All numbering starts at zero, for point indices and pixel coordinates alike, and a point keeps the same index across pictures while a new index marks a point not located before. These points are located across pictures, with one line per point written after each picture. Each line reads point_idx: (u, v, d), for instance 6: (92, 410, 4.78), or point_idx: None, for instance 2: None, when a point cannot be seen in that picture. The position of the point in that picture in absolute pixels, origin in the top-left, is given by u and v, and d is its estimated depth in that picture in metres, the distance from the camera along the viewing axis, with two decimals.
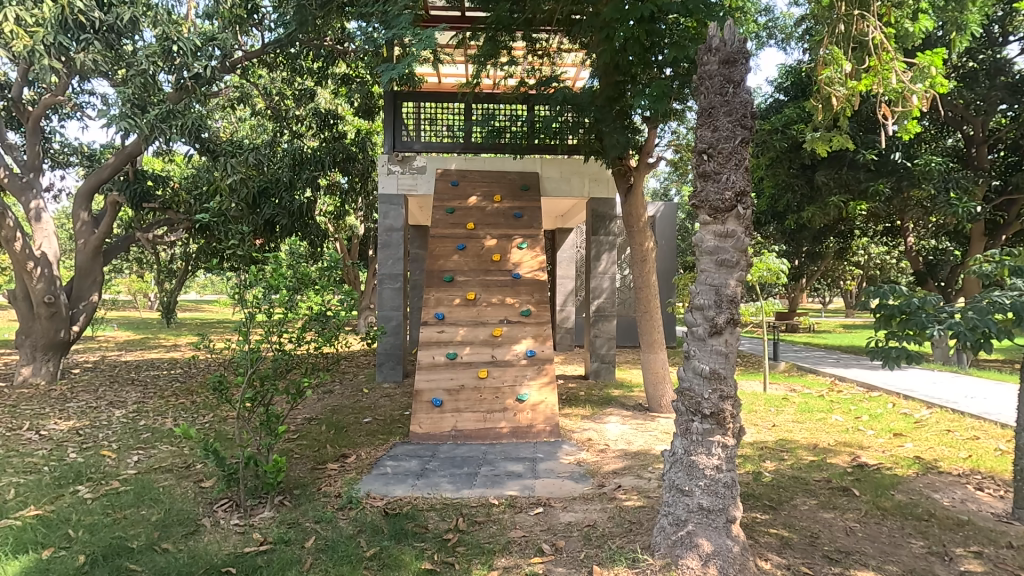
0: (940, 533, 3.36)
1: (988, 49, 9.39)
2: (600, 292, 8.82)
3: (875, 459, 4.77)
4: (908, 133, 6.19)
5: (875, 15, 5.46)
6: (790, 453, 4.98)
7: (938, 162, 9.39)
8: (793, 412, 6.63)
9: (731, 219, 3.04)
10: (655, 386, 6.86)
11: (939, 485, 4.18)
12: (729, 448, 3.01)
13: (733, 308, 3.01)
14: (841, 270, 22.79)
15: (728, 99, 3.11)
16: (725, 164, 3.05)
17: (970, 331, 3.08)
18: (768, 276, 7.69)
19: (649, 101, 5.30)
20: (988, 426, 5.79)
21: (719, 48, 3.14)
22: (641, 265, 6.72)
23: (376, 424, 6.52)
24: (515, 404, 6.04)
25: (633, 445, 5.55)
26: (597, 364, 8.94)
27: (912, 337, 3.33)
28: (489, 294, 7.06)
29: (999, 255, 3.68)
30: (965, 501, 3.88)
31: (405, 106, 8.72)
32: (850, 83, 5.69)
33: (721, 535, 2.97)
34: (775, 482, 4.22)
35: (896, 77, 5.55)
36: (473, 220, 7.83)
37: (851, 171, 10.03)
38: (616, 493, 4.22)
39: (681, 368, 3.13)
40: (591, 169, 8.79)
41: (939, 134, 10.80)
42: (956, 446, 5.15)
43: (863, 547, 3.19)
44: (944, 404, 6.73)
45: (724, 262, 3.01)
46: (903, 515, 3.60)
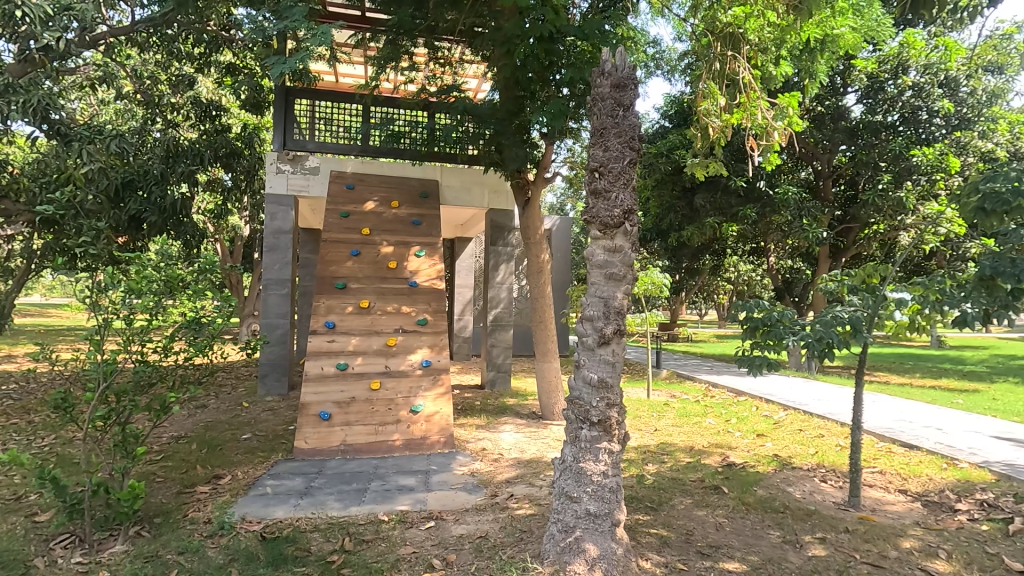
0: (793, 523, 3.72)
1: (831, 97, 10.68)
2: (498, 302, 8.92)
3: (742, 458, 5.25)
4: (771, 165, 6.86)
5: (743, 57, 6.06)
6: (670, 456, 5.33)
7: (794, 192, 10.49)
8: (672, 416, 7.11)
9: (619, 235, 3.19)
10: (548, 395, 7.02)
11: (792, 479, 4.67)
12: (615, 454, 3.14)
13: (620, 320, 3.16)
14: (715, 285, 25.00)
15: (618, 121, 3.26)
16: (615, 183, 3.20)
17: (817, 342, 3.59)
18: (652, 289, 8.25)
19: (546, 117, 5.48)
20: (831, 425, 6.58)
21: (610, 72, 3.29)
22: (537, 276, 6.88)
23: (257, 440, 6.05)
24: (409, 415, 5.90)
25: (527, 453, 5.64)
26: (493, 373, 9.01)
27: (771, 346, 3.85)
28: (385, 301, 6.86)
29: (840, 274, 4.35)
30: (813, 493, 4.35)
31: (297, 103, 8.19)
32: (724, 115, 6.28)
33: (606, 538, 3.07)
34: (655, 484, 4.49)
35: (761, 114, 6.20)
36: (369, 225, 7.55)
37: (724, 196, 11.04)
38: (508, 502, 4.25)
39: (572, 377, 3.22)
40: (491, 180, 8.93)
41: (794, 167, 12.15)
42: (806, 444, 5.79)
43: (730, 541, 3.46)
44: (797, 406, 7.57)
45: (613, 275, 3.16)
46: (763, 508, 3.96)
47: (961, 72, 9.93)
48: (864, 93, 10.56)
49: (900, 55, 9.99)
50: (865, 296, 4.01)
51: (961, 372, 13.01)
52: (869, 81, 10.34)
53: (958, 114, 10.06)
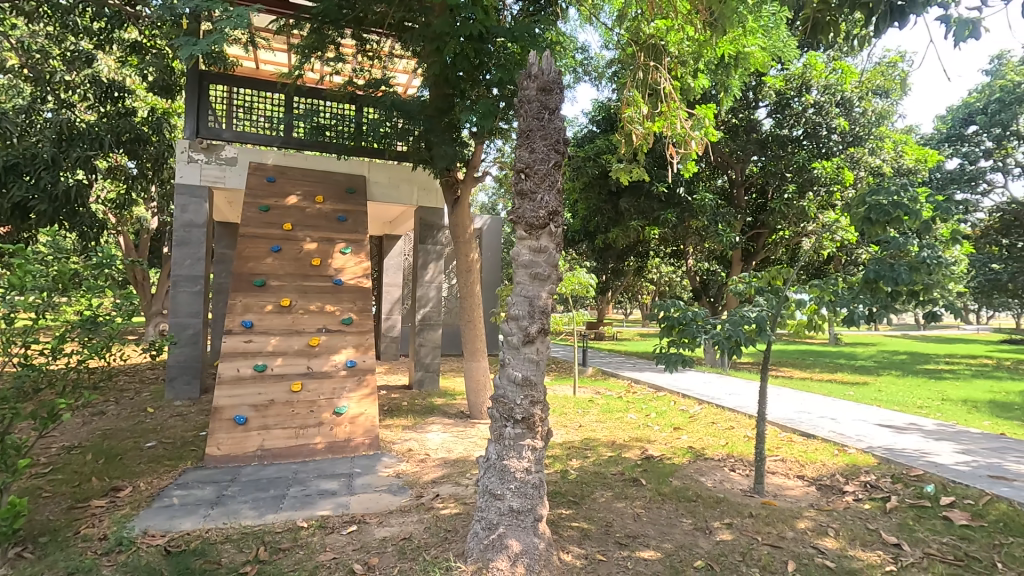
0: (704, 511, 3.95)
1: (745, 110, 11.48)
2: (426, 301, 8.83)
3: (659, 451, 5.51)
4: (689, 172, 7.23)
5: (665, 69, 6.32)
6: (593, 450, 5.50)
7: (710, 199, 11.05)
8: (596, 413, 7.34)
9: (543, 236, 3.25)
10: (476, 393, 7.03)
11: (704, 469, 4.96)
12: (538, 450, 3.19)
13: (544, 318, 3.22)
14: (640, 285, 26.03)
15: (544, 124, 3.31)
16: (541, 184, 3.25)
17: (726, 340, 3.89)
18: (579, 288, 8.48)
19: (476, 117, 5.48)
20: (740, 418, 7.04)
21: (537, 75, 3.35)
22: (466, 275, 6.87)
23: (164, 448, 5.64)
24: (332, 418, 5.71)
25: (454, 452, 5.63)
26: (421, 373, 8.90)
27: (686, 344, 4.14)
28: (307, 300, 6.60)
29: (749, 276, 4.69)
30: (722, 481, 4.64)
31: (212, 88, 7.74)
32: (646, 123, 6.56)
33: (529, 534, 3.12)
34: (578, 479, 4.63)
35: (680, 124, 6.51)
36: (291, 220, 7.23)
37: (647, 201, 11.54)
38: (433, 503, 4.22)
39: (497, 376, 3.25)
40: (420, 178, 8.83)
41: (712, 175, 12.85)
42: (718, 435, 6.17)
43: (646, 530, 3.63)
44: (711, 400, 8.04)
45: (537, 275, 3.22)
46: (678, 498, 4.18)
47: (855, 94, 10.78)
48: (773, 108, 11.34)
49: (804, 75, 10.90)
50: (769, 298, 4.31)
51: (854, 367, 14.29)
52: (778, 98, 11.14)
53: (852, 132, 10.97)
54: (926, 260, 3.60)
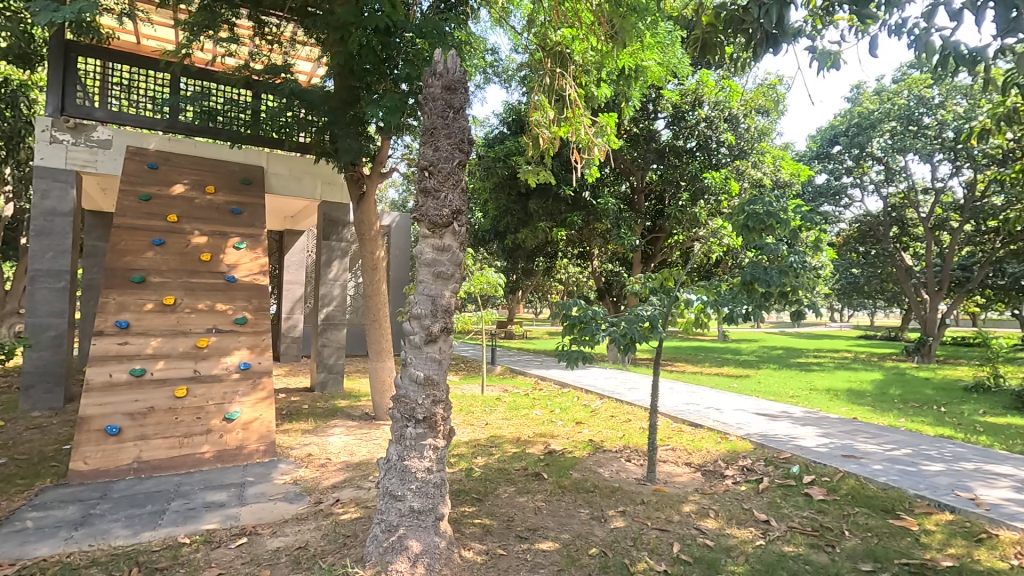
0: (600, 500, 4.15)
1: (645, 120, 12.14)
2: (330, 300, 8.50)
3: (561, 445, 5.69)
4: (592, 177, 7.56)
5: (570, 76, 6.54)
6: (498, 447, 5.58)
7: (613, 203, 11.59)
8: (503, 410, 7.46)
9: (447, 235, 3.25)
10: (381, 394, 6.87)
11: (603, 461, 5.20)
12: (439, 449, 3.19)
13: (447, 318, 3.22)
14: (549, 285, 26.73)
15: (448, 123, 3.31)
16: (444, 183, 3.24)
17: (621, 336, 4.17)
18: (488, 288, 8.56)
19: (382, 112, 5.35)
20: (637, 411, 7.46)
21: (442, 74, 3.34)
22: (371, 273, 6.69)
23: (16, 466, 4.97)
24: (222, 424, 5.33)
25: (356, 455, 5.47)
26: (323, 375, 8.54)
27: (586, 341, 4.38)
28: (195, 298, 6.11)
29: (645, 278, 5.00)
30: (618, 471, 4.89)
31: (82, 61, 6.93)
32: (553, 128, 6.76)
33: (430, 533, 3.11)
34: (482, 476, 4.68)
35: (584, 130, 6.79)
36: (176, 212, 6.64)
37: (555, 203, 11.91)
38: (333, 508, 4.08)
39: (398, 376, 3.20)
40: (324, 171, 8.49)
41: (616, 180, 13.30)
42: (616, 428, 6.49)
43: (546, 522, 3.74)
44: (611, 395, 8.44)
45: (440, 274, 3.21)
46: (577, 490, 4.35)
47: (740, 111, 11.72)
48: (671, 119, 12.08)
49: (697, 91, 11.70)
50: (662, 298, 4.61)
51: (738, 361, 15.61)
52: (674, 110, 11.89)
53: (738, 146, 11.96)
54: (793, 265, 4.04)
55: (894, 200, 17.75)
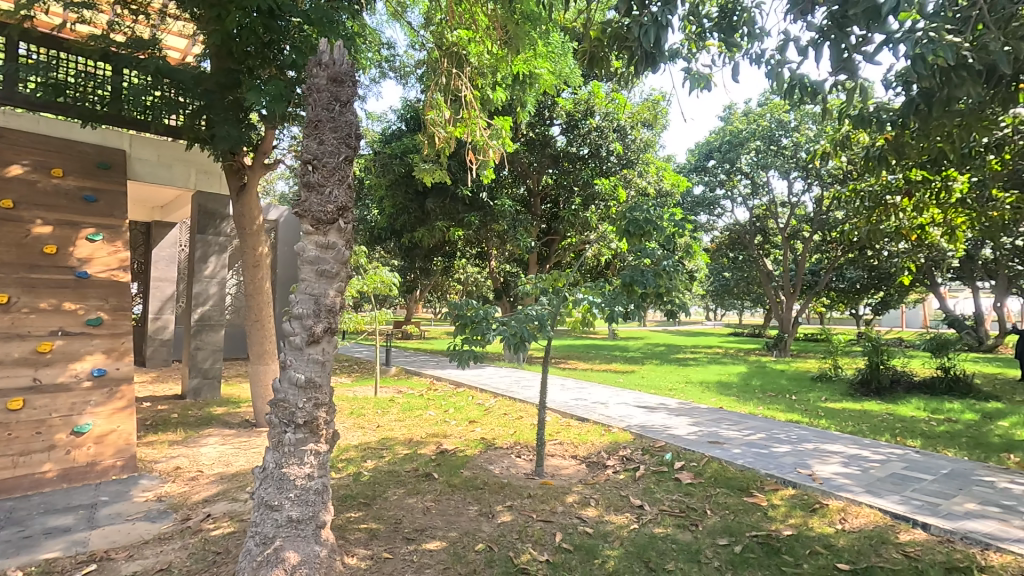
0: (489, 497, 4.22)
1: (540, 125, 12.48)
2: (205, 299, 7.83)
3: (453, 444, 5.71)
4: (487, 179, 7.66)
5: (466, 77, 6.57)
6: (389, 450, 5.48)
7: (509, 205, 11.84)
8: (396, 412, 7.32)
9: (332, 232, 3.13)
10: (263, 399, 6.44)
11: (493, 458, 5.29)
12: (321, 454, 3.07)
13: (331, 318, 3.10)
14: (448, 285, 26.63)
15: (334, 116, 3.17)
16: (329, 178, 3.11)
17: (511, 335, 4.29)
18: (382, 287, 8.36)
19: (265, 99, 5.03)
20: (529, 408, 7.66)
21: (327, 64, 3.20)
22: (253, 271, 6.26)
23: None
24: (68, 439, 4.70)
25: (233, 466, 5.10)
26: (197, 380, 7.85)
27: (477, 340, 4.47)
28: (36, 297, 5.35)
29: (536, 279, 5.17)
30: (508, 467, 4.99)
31: None
32: (449, 127, 6.84)
33: (310, 543, 2.99)
34: (370, 480, 4.57)
35: (479, 132, 6.86)
36: (12, 196, 5.73)
37: (452, 202, 12.07)
38: (203, 524, 3.77)
39: (277, 379, 3.04)
40: (199, 160, 7.83)
41: (514, 183, 13.67)
42: (508, 425, 6.63)
43: (434, 522, 3.74)
44: (505, 393, 8.60)
45: (324, 272, 3.09)
46: (466, 488, 4.39)
47: (628, 123, 12.44)
48: (565, 126, 12.55)
49: (589, 101, 12.24)
50: (551, 299, 4.79)
51: (625, 358, 16.59)
52: (568, 118, 12.36)
53: (626, 156, 12.70)
54: (666, 268, 4.39)
55: (758, 211, 19.81)
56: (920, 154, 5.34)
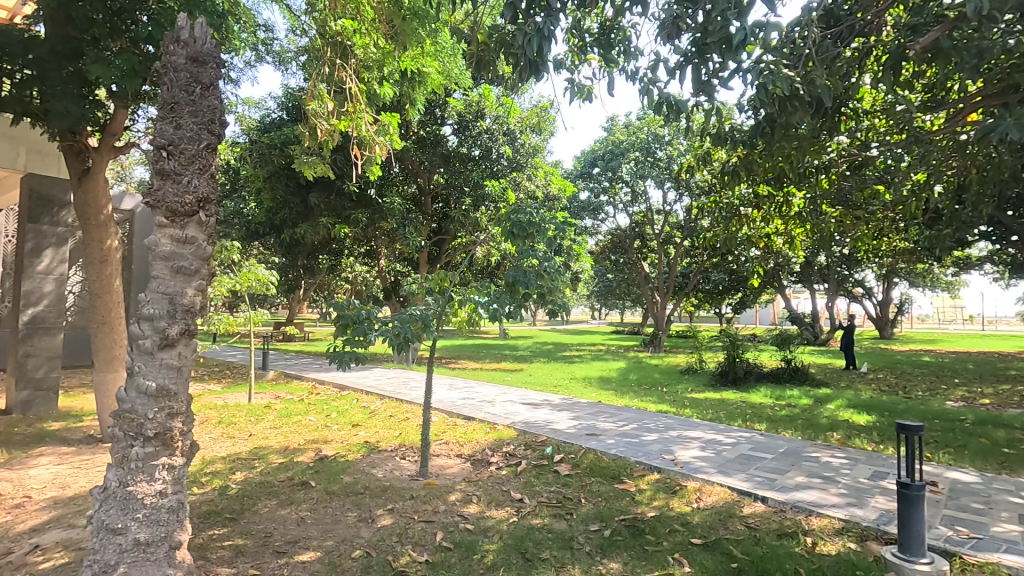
0: (369, 501, 4.12)
1: (432, 124, 12.37)
2: (38, 297, 6.80)
3: (334, 450, 5.49)
4: (373, 176, 7.46)
5: (351, 69, 6.32)
6: (261, 460, 5.14)
7: (399, 203, 11.64)
8: (272, 419, 6.88)
9: (191, 225, 2.86)
10: (111, 410, 5.73)
11: (376, 462, 5.16)
12: (177, 468, 2.81)
13: (189, 319, 2.84)
14: (335, 285, 25.49)
15: (194, 99, 2.91)
16: (187, 167, 2.84)
17: (394, 335, 4.25)
18: (257, 286, 7.81)
19: (115, 75, 4.50)
20: (416, 409, 7.57)
21: (187, 42, 2.93)
22: (99, 267, 5.55)
23: None
24: None
25: (71, 488, 4.48)
26: (27, 392, 6.79)
27: (359, 342, 4.35)
28: None
29: (422, 279, 5.15)
30: (392, 470, 4.90)
31: None
32: (332, 120, 6.50)
33: (161, 566, 2.73)
34: (239, 493, 4.26)
35: (365, 126, 6.64)
36: None
37: (338, 198, 11.70)
38: (28, 557, 3.28)
39: (123, 388, 2.73)
40: (31, 138, 6.82)
41: (404, 181, 13.44)
42: (393, 427, 6.50)
43: (308, 532, 3.57)
44: (392, 395, 8.42)
45: (181, 269, 2.81)
46: (346, 494, 4.25)
47: (517, 127, 12.77)
48: (457, 127, 12.54)
49: (479, 103, 12.33)
50: (437, 299, 4.81)
51: (515, 356, 16.97)
52: (459, 118, 12.37)
53: (515, 159, 13.01)
54: (546, 269, 4.57)
55: (637, 218, 21.22)
56: (767, 173, 6.05)
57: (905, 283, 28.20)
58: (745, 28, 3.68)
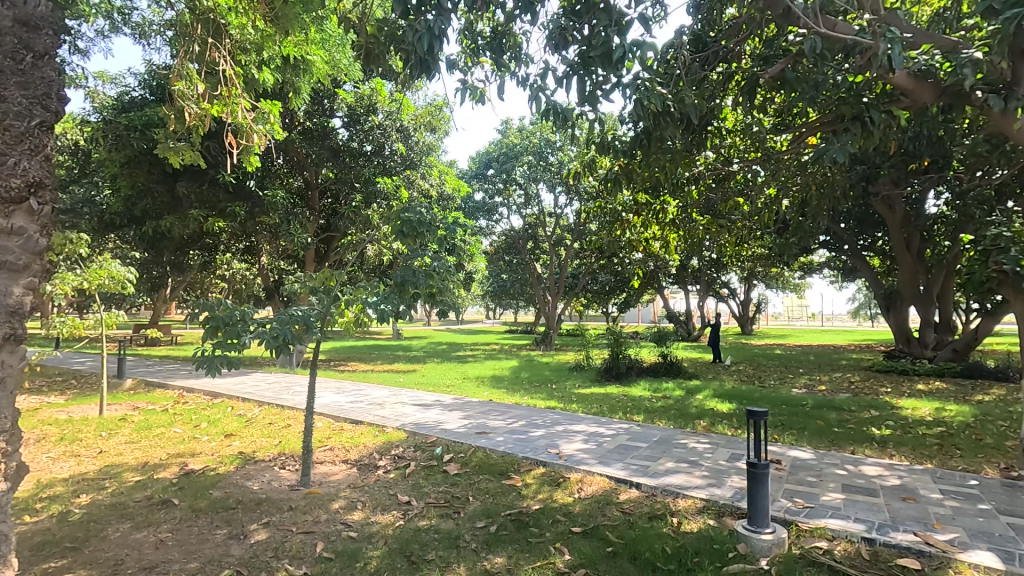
0: (242, 516, 3.83)
1: (320, 116, 11.72)
2: None
3: (202, 463, 5.04)
4: (251, 167, 6.96)
5: (225, 50, 5.77)
6: (113, 479, 4.58)
7: (282, 196, 10.97)
8: (127, 433, 6.15)
9: (18, 214, 2.46)
10: None
11: (252, 473, 4.80)
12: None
13: (15, 322, 2.45)
14: (208, 283, 23.36)
15: (23, 69, 2.51)
16: (13, 146, 2.43)
17: (272, 337, 3.99)
18: (111, 284, 6.94)
19: None
20: (299, 415, 7.16)
21: (14, 3, 2.53)
22: None
23: None
24: None
25: None
26: None
27: (231, 345, 4.04)
28: None
29: (304, 279, 4.89)
30: (269, 481, 4.59)
31: None
32: (202, 103, 5.90)
33: None
34: (83, 518, 3.77)
35: (241, 113, 6.14)
36: None
37: (211, 189, 10.53)
38: None
39: None
40: None
41: (289, 173, 12.69)
42: (272, 436, 6.10)
43: (168, 555, 3.25)
44: (272, 401, 7.88)
45: (5, 265, 2.41)
46: (215, 510, 3.92)
47: (411, 125, 12.54)
48: (347, 120, 11.98)
49: (371, 97, 11.91)
50: (321, 299, 4.60)
51: (407, 357, 16.66)
52: (350, 111, 11.85)
53: (408, 157, 12.77)
54: (436, 269, 4.52)
55: (530, 220, 21.78)
56: (645, 182, 6.49)
57: (763, 285, 31.65)
58: (623, 45, 3.92)
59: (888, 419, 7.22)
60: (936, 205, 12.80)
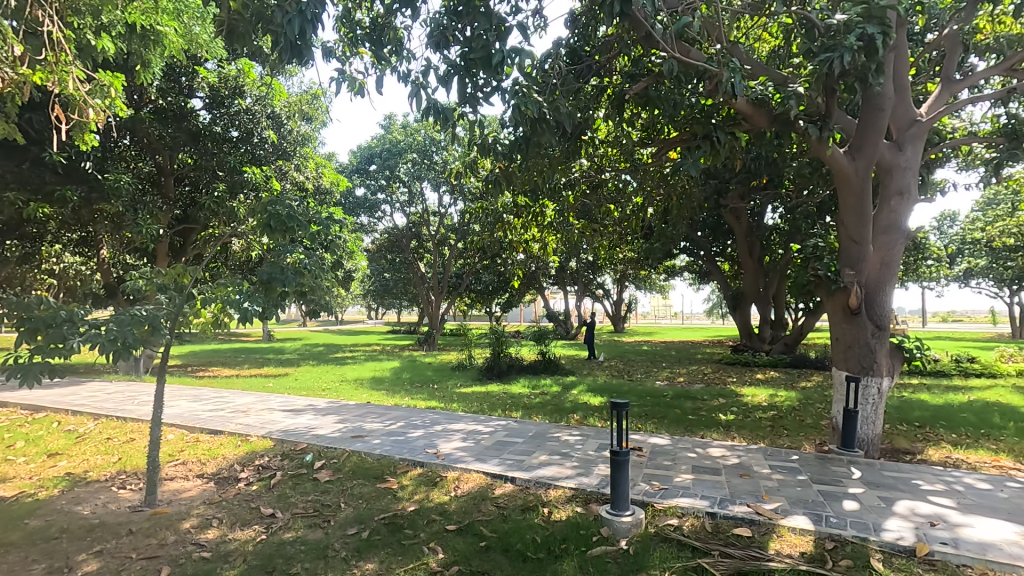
0: (66, 546, 3.33)
1: (176, 94, 10.42)
2: None
3: (16, 490, 4.30)
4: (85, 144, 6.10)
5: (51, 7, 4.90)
6: None
7: (126, 181, 9.71)
8: None
9: None
10: None
11: (82, 496, 4.18)
12: None
13: None
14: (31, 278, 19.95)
15: None
16: None
17: (109, 341, 3.50)
18: None
19: None
20: (145, 427, 6.38)
21: None
22: None
23: None
24: None
25: None
26: None
27: (56, 350, 3.50)
28: None
29: (150, 275, 4.37)
30: (104, 504, 4.03)
31: None
32: (20, 68, 4.98)
33: None
34: None
35: (73, 83, 5.31)
36: None
37: (33, 169, 8.98)
38: None
39: None
40: None
41: (137, 156, 11.23)
42: (110, 452, 5.37)
43: None
44: (111, 414, 6.94)
45: None
46: (31, 543, 3.36)
47: (283, 112, 11.71)
48: (209, 101, 10.86)
49: (237, 79, 10.83)
50: (170, 297, 4.14)
51: (278, 360, 15.58)
52: (212, 92, 10.72)
53: (281, 146, 11.94)
54: (307, 267, 4.22)
55: (414, 218, 21.43)
56: (524, 185, 6.67)
57: (633, 287, 34.09)
58: (503, 50, 4.01)
59: (732, 406, 8.15)
60: (773, 219, 14.66)
